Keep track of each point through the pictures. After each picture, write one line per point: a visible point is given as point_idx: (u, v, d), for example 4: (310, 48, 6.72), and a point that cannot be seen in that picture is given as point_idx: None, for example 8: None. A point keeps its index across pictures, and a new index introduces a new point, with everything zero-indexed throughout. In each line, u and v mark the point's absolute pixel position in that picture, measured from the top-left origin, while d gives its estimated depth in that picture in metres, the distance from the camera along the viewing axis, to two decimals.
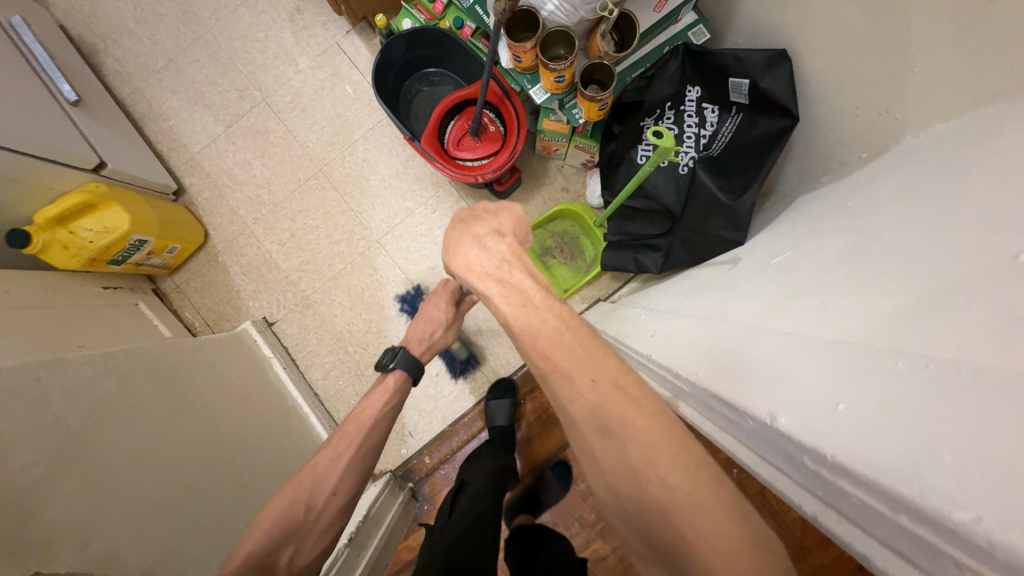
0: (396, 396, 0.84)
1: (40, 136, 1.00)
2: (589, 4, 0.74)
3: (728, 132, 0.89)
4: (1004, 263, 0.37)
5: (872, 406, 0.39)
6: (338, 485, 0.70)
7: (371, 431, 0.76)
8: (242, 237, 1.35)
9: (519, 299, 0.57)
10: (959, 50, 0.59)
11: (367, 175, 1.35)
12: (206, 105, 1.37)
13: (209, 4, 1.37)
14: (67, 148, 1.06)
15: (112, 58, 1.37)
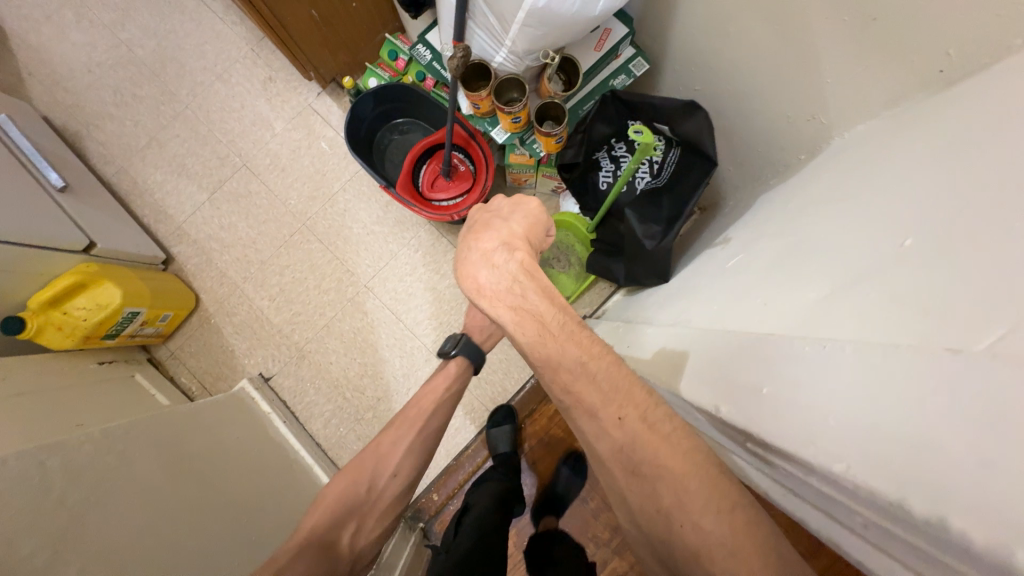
0: (455, 386, 0.87)
1: (27, 224, 1.04)
2: (532, 54, 0.81)
3: (670, 163, 0.93)
4: (900, 248, 0.44)
5: (853, 397, 0.40)
6: (399, 466, 0.75)
7: (431, 419, 0.80)
8: (233, 297, 1.39)
9: (534, 324, 0.59)
10: (862, 59, 0.67)
11: (350, 224, 1.40)
12: (188, 176, 1.43)
13: (186, 82, 1.46)
14: (55, 232, 1.10)
15: (96, 142, 1.43)
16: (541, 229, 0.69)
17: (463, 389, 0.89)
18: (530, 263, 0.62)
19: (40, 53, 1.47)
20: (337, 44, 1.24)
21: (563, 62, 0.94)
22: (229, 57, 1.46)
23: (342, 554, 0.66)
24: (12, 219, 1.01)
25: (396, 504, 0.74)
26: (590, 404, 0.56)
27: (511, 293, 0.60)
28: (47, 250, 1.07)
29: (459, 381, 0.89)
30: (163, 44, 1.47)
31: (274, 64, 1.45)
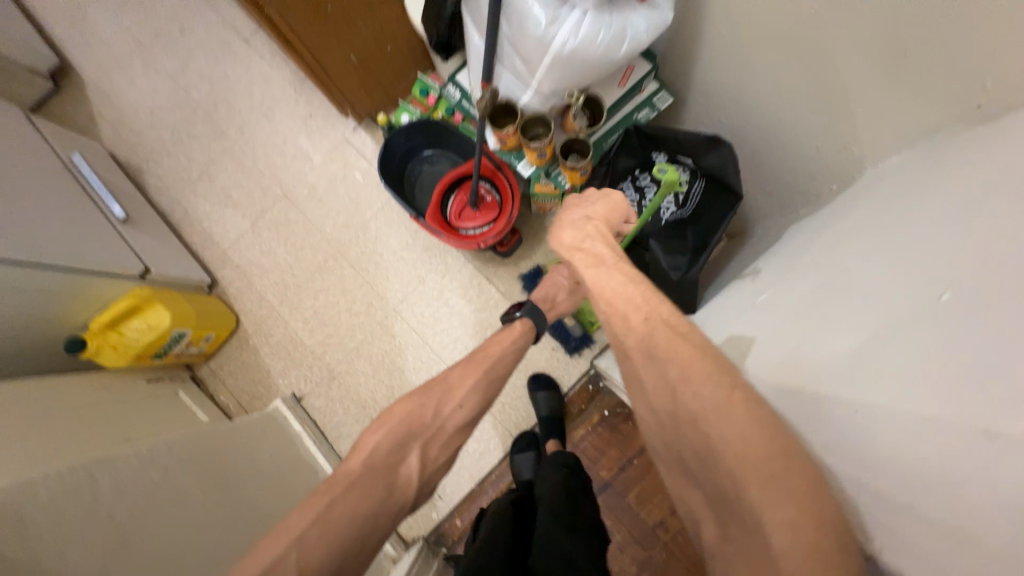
0: (522, 340, 0.85)
1: (89, 253, 1.13)
2: (557, 94, 0.84)
3: (696, 194, 0.93)
4: (940, 302, 0.46)
5: (916, 455, 0.42)
6: (465, 400, 0.73)
7: (497, 363, 0.78)
8: (270, 319, 1.45)
9: (598, 270, 0.71)
10: (893, 93, 0.66)
11: (380, 250, 1.46)
12: (234, 205, 1.53)
13: (235, 120, 1.58)
14: (116, 260, 1.19)
15: (154, 176, 1.56)
16: (621, 215, 0.82)
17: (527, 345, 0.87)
18: (606, 230, 0.77)
19: (111, 97, 1.62)
20: (373, 82, 1.32)
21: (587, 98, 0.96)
22: (275, 97, 1.57)
23: (400, 485, 0.65)
24: (75, 250, 1.11)
25: (456, 437, 0.73)
26: (632, 324, 0.63)
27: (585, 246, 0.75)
28: (107, 276, 1.17)
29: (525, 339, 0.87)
30: (217, 86, 1.60)
31: (315, 102, 1.55)
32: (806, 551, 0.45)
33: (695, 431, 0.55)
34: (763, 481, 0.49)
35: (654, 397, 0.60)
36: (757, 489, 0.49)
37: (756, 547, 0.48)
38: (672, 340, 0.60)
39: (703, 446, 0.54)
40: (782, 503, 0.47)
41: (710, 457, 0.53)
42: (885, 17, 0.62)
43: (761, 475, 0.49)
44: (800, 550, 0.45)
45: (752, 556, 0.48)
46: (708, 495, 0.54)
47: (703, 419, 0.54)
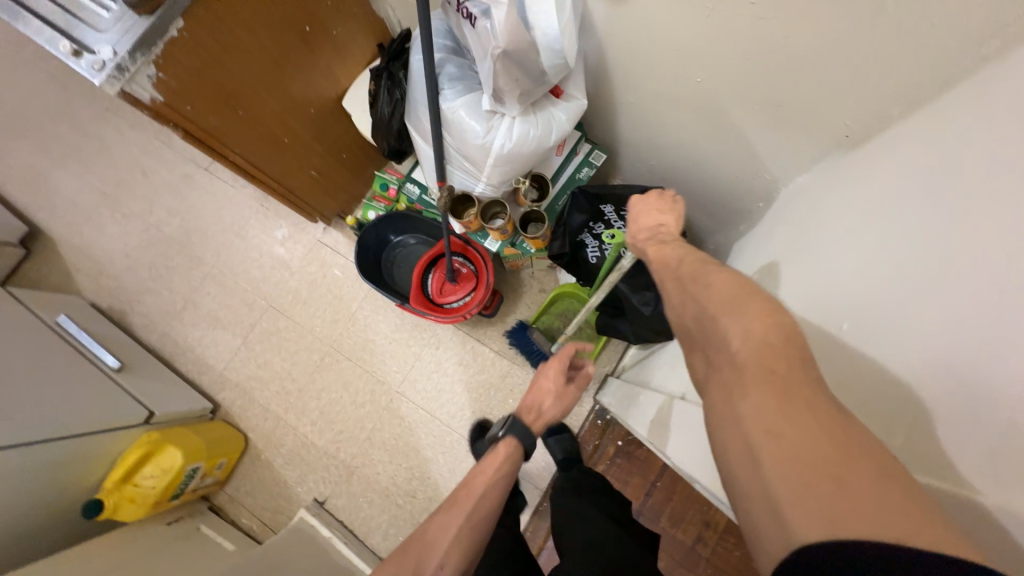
0: (505, 472, 0.86)
1: (90, 413, 1.15)
2: (505, 182, 0.94)
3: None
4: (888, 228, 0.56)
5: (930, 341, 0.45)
6: (450, 553, 0.76)
7: (475, 513, 0.80)
8: (278, 429, 1.47)
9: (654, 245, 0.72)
10: (781, 133, 0.80)
11: (373, 336, 1.51)
12: (223, 326, 1.57)
13: (210, 245, 1.64)
14: (115, 413, 1.20)
15: (139, 315, 1.60)
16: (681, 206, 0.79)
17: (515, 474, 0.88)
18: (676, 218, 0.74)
19: (83, 249, 1.68)
20: (336, 186, 1.42)
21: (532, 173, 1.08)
22: (244, 217, 1.66)
23: None
24: (75, 414, 1.12)
25: None
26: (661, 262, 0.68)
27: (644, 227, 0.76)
28: (109, 432, 1.18)
29: (513, 461, 0.88)
30: (187, 217, 1.68)
31: (284, 213, 1.64)
32: (765, 355, 0.47)
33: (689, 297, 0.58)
34: (734, 309, 0.52)
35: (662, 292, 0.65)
36: (723, 316, 0.52)
37: (727, 362, 0.51)
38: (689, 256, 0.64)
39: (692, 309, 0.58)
40: (752, 322, 0.50)
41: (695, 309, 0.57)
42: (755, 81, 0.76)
43: (735, 309, 0.52)
44: (763, 358, 0.47)
45: (727, 375, 0.50)
46: (697, 347, 0.57)
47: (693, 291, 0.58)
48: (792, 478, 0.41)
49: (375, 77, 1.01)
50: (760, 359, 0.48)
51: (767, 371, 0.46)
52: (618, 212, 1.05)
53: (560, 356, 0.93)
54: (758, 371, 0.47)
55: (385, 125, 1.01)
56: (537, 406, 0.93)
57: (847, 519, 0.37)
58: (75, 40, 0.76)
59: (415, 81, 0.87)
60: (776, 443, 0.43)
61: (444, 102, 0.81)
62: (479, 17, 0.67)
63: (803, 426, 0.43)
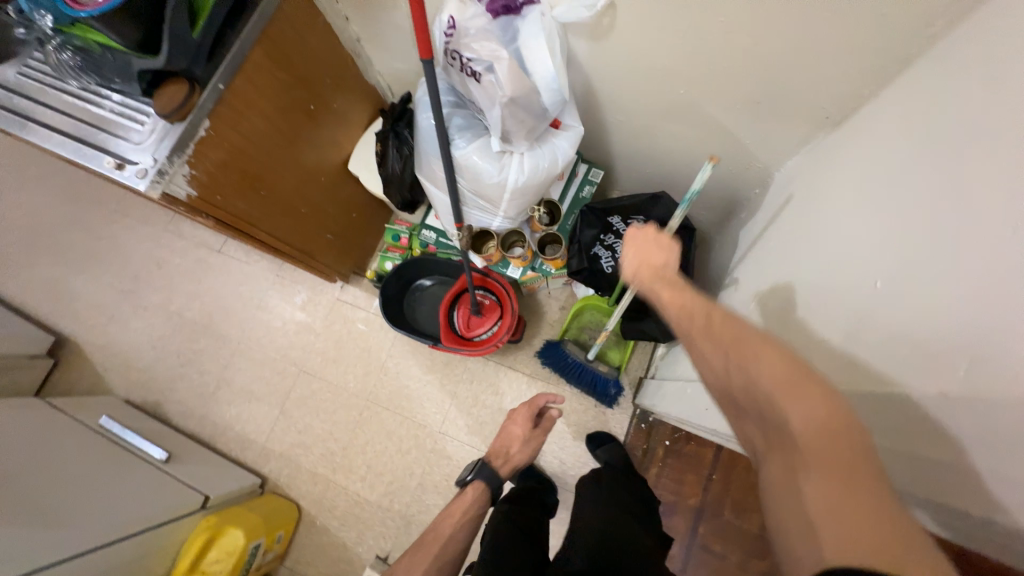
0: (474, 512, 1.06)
1: (148, 508, 1.16)
2: (522, 212, 1.01)
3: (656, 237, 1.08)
4: (886, 196, 0.59)
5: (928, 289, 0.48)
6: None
7: (445, 550, 0.98)
8: (329, 492, 1.47)
9: (670, 292, 0.69)
10: (766, 124, 0.87)
11: (407, 381, 1.54)
12: (258, 398, 1.59)
13: (234, 322, 1.69)
14: (172, 503, 1.21)
15: (174, 403, 1.62)
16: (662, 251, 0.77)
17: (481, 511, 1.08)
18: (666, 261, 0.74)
19: (110, 349, 1.71)
20: (349, 243, 1.48)
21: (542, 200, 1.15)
22: (262, 289, 1.71)
23: None
24: (133, 513, 1.13)
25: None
26: (684, 321, 0.63)
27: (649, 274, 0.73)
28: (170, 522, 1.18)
29: (479, 500, 1.09)
30: (207, 299, 1.72)
31: (300, 278, 1.69)
32: (831, 448, 0.45)
33: (734, 365, 0.55)
34: (792, 393, 0.49)
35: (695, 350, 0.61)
36: (785, 397, 0.49)
37: (789, 449, 0.48)
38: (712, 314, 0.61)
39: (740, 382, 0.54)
40: (816, 411, 0.47)
41: (743, 384, 0.54)
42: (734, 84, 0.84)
43: (793, 394, 0.49)
44: (827, 450, 0.45)
45: (789, 460, 0.48)
46: (751, 418, 0.54)
47: (736, 356, 0.55)
48: (848, 546, 0.41)
49: (382, 139, 1.08)
50: (825, 448, 0.46)
51: (837, 466, 0.45)
52: (627, 221, 1.10)
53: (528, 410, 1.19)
54: (830, 462, 0.45)
55: (399, 180, 1.08)
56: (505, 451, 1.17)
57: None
58: (118, 156, 0.83)
59: (424, 136, 0.94)
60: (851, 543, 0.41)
61: (456, 151, 0.88)
62: (483, 73, 0.74)
63: (870, 511, 0.42)
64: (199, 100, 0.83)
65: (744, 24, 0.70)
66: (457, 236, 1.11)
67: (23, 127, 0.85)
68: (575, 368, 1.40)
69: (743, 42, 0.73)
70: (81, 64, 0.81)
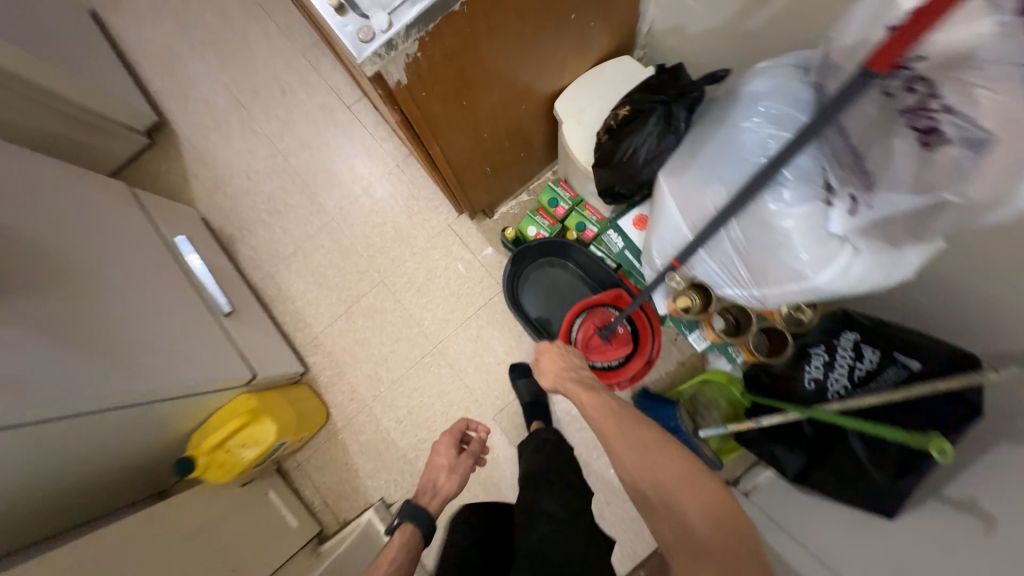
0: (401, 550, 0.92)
1: (199, 371, 1.06)
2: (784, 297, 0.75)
3: (892, 385, 0.83)
4: None
5: None
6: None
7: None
8: (361, 415, 1.39)
9: (590, 397, 0.85)
10: None
11: (481, 350, 1.38)
12: (329, 287, 1.46)
13: (335, 194, 1.51)
14: (221, 376, 1.10)
15: (247, 246, 1.51)
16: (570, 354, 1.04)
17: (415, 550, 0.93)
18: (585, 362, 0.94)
19: (205, 157, 1.57)
20: (499, 179, 1.23)
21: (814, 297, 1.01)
22: (376, 173, 1.50)
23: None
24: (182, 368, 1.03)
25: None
26: (606, 433, 0.79)
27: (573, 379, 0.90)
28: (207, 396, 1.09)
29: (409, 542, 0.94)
30: (316, 154, 1.54)
31: (420, 183, 1.48)
32: (712, 530, 0.63)
33: (643, 469, 0.72)
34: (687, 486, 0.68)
35: (620, 458, 0.75)
36: (696, 505, 0.66)
37: (687, 536, 0.65)
38: (627, 413, 0.80)
39: (651, 486, 0.70)
40: (703, 500, 0.66)
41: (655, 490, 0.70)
42: None
43: (689, 489, 0.68)
44: (714, 534, 0.63)
45: (690, 552, 0.63)
46: (655, 511, 0.70)
47: (636, 465, 0.73)
48: None
49: (642, 106, 0.78)
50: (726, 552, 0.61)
51: (714, 546, 0.62)
52: (861, 345, 0.89)
53: (449, 432, 1.14)
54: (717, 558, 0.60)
55: (633, 169, 0.80)
56: (431, 485, 1.07)
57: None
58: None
59: (722, 151, 0.65)
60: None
61: (774, 203, 0.68)
62: (953, 142, 0.50)
63: None
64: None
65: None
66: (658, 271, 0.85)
67: None
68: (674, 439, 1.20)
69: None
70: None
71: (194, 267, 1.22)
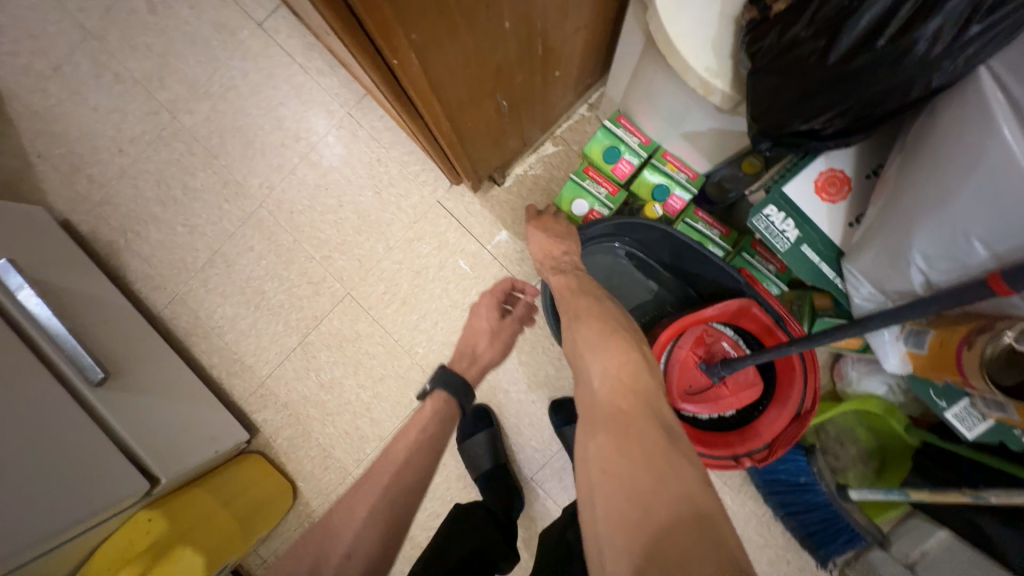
0: (431, 425, 0.70)
1: (37, 507, 0.62)
2: None
3: None
4: None
5: None
6: (357, 544, 0.58)
7: (398, 472, 0.64)
8: (342, 488, 0.97)
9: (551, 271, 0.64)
10: None
11: (505, 384, 0.94)
12: (271, 310, 0.99)
13: (258, 166, 0.99)
14: (83, 506, 0.67)
15: (139, 257, 1.01)
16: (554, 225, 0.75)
17: (443, 429, 0.71)
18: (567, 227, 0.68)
19: (51, 124, 1.02)
20: (516, 124, 0.75)
21: None
22: (316, 128, 0.98)
23: None
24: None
25: None
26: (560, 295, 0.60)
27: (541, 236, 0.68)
28: (60, 545, 0.66)
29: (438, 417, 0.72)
30: (220, 105, 1.00)
31: (385, 139, 0.96)
32: (621, 401, 0.46)
33: (577, 338, 0.54)
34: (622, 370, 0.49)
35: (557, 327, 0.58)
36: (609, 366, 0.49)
37: (589, 398, 0.49)
38: (587, 286, 0.60)
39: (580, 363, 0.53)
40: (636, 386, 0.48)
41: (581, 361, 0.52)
42: None
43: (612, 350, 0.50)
44: (623, 403, 0.46)
45: (589, 421, 0.47)
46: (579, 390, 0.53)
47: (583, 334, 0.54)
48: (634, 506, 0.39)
49: None
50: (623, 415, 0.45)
51: (622, 417, 0.45)
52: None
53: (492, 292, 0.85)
54: (625, 440, 0.44)
55: (891, 66, 0.37)
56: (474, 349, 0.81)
57: (669, 535, 0.37)
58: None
59: None
60: (623, 486, 0.41)
61: None
62: None
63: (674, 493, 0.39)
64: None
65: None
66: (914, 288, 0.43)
67: None
68: (806, 499, 0.83)
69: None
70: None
71: (33, 314, 0.71)
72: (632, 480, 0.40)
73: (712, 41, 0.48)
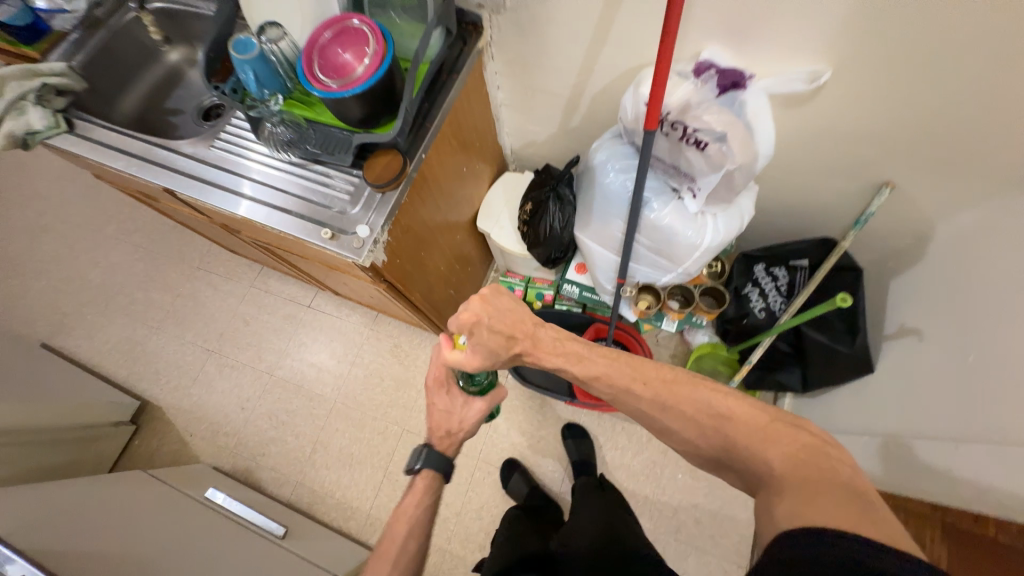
0: (427, 497, 0.88)
1: None
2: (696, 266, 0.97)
3: (805, 285, 1.12)
4: None
5: None
6: None
7: (407, 541, 0.83)
8: (445, 565, 1.36)
9: (581, 364, 0.76)
10: (931, 178, 0.89)
11: (518, 439, 1.47)
12: (359, 462, 1.52)
13: (328, 379, 1.64)
14: None
15: (267, 468, 1.54)
16: (506, 304, 0.81)
17: (439, 492, 0.90)
18: (518, 303, 0.81)
19: (195, 411, 1.65)
20: (461, 295, 1.47)
21: (757, 253, 1.17)
22: (357, 344, 1.67)
23: None
24: None
25: None
26: (634, 390, 0.70)
27: (499, 331, 0.79)
28: None
29: (431, 490, 0.89)
30: (297, 357, 1.69)
31: (396, 333, 1.67)
32: (723, 411, 0.62)
33: (663, 413, 0.67)
34: (760, 437, 0.58)
35: (668, 427, 0.67)
36: (694, 404, 0.65)
37: (704, 428, 0.63)
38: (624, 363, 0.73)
39: (717, 439, 0.61)
40: (773, 442, 0.57)
41: (719, 433, 0.61)
42: (911, 148, 0.86)
43: (687, 395, 0.66)
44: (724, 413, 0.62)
45: (717, 440, 0.62)
46: (729, 467, 0.61)
47: (711, 422, 0.62)
48: (792, 456, 0.55)
49: (539, 198, 1.10)
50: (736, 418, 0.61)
51: (733, 423, 0.61)
52: (771, 269, 1.15)
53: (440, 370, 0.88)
54: (749, 440, 0.59)
55: (558, 238, 1.09)
56: (446, 424, 0.91)
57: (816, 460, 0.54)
58: (333, 227, 0.86)
59: (606, 199, 0.97)
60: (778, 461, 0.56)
61: (650, 213, 0.90)
62: (711, 142, 0.76)
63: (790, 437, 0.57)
64: (408, 170, 0.88)
65: (966, 78, 0.72)
66: (611, 291, 1.13)
67: (235, 181, 0.92)
68: None
69: (963, 95, 0.75)
70: (294, 137, 0.88)
71: (238, 509, 1.25)
72: (773, 444, 0.57)
73: (516, 240, 1.25)
